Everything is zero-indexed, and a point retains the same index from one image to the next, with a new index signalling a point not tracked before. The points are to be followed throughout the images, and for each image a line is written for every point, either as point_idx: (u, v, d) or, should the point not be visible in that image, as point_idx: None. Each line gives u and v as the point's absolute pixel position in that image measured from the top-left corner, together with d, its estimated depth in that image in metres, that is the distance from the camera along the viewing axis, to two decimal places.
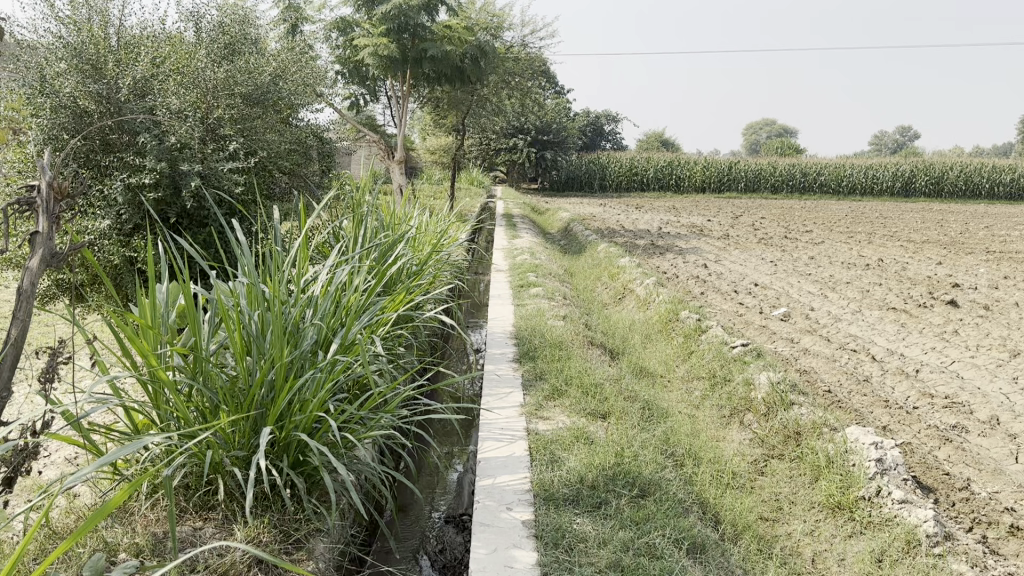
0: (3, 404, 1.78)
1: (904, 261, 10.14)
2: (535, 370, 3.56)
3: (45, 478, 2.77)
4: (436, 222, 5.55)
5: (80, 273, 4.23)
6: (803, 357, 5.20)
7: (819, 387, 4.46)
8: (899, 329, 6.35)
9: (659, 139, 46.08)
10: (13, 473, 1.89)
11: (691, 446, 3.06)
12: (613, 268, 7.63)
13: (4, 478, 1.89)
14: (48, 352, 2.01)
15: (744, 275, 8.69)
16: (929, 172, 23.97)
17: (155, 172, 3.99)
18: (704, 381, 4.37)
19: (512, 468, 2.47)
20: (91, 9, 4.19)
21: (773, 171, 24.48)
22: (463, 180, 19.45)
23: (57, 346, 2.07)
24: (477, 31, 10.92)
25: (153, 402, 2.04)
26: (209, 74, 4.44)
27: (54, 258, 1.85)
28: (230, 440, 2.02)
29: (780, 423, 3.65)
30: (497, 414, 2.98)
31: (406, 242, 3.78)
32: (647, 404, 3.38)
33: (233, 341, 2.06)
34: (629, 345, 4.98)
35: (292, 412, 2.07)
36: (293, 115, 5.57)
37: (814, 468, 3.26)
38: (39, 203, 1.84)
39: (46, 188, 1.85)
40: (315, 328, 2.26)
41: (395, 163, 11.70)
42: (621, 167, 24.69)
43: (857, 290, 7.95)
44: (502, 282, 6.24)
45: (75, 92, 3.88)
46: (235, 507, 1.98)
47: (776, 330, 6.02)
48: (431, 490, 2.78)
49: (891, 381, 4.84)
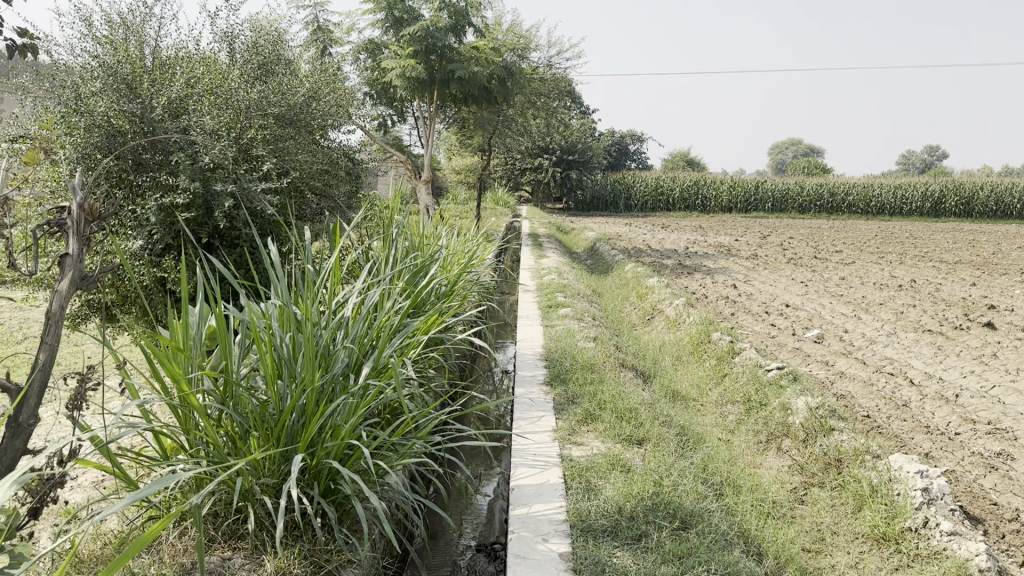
0: (29, 433, 1.74)
1: (938, 282, 9.94)
2: (567, 394, 3.48)
3: (73, 502, 2.76)
4: (465, 242, 5.51)
5: (111, 292, 4.22)
6: (839, 381, 5.07)
7: (858, 413, 4.33)
8: (936, 352, 6.19)
9: (685, 159, 45.87)
10: (38, 503, 1.85)
11: (729, 474, 2.96)
12: (641, 288, 7.55)
13: (29, 508, 1.85)
14: (76, 377, 1.96)
15: (775, 296, 8.56)
16: (959, 192, 23.66)
17: (188, 192, 3.98)
18: (739, 405, 4.27)
19: (547, 496, 2.40)
20: (128, 30, 4.22)
21: (801, 191, 24.26)
22: (489, 200, 19.48)
23: (85, 370, 2.01)
24: (504, 51, 10.86)
25: (183, 426, 2.00)
26: (242, 94, 4.38)
27: (83, 281, 1.81)
28: (260, 467, 1.98)
29: (820, 449, 3.54)
30: (529, 439, 2.91)
31: (438, 263, 3.74)
32: (683, 429, 3.29)
33: (264, 366, 2.01)
34: (659, 367, 4.89)
35: (323, 437, 2.02)
36: (325, 135, 5.57)
37: (857, 498, 3.15)
38: (69, 223, 1.79)
39: (77, 209, 1.81)
40: (347, 350, 2.22)
41: (422, 183, 11.72)
42: (647, 186, 24.58)
43: (891, 311, 7.79)
44: (529, 303, 6.18)
45: (109, 111, 3.89)
46: (265, 537, 1.92)
47: (810, 352, 5.90)
48: (464, 516, 2.71)
49: (930, 407, 4.70)
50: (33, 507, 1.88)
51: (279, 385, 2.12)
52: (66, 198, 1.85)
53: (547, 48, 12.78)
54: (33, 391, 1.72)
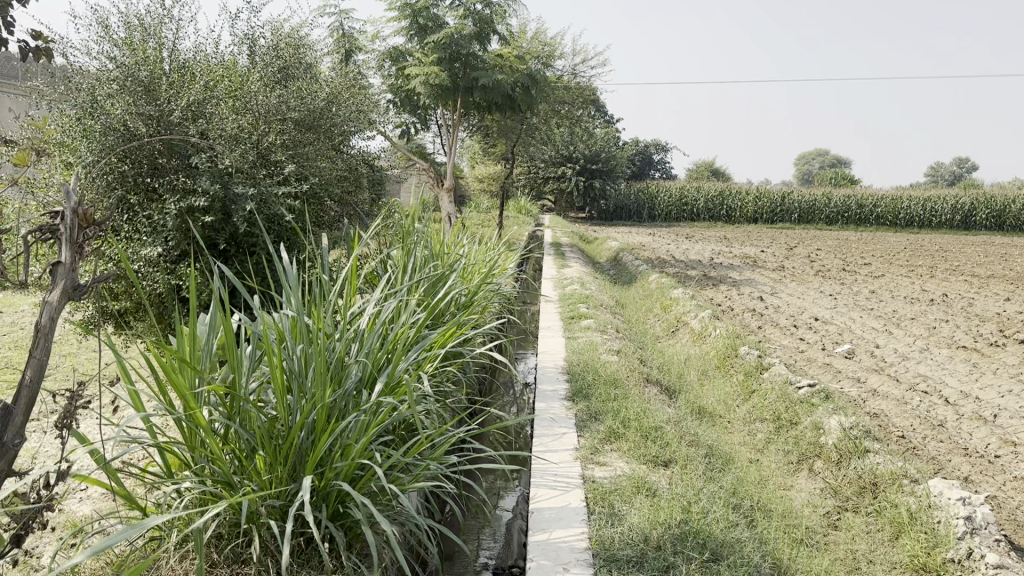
0: (13, 457, 1.67)
1: (971, 297, 9.69)
2: (590, 411, 3.35)
3: (82, 516, 2.69)
4: (486, 250, 5.41)
5: (124, 299, 4.16)
6: (872, 399, 4.89)
7: (892, 433, 4.16)
8: (972, 369, 5.98)
9: (710, 168, 45.54)
10: (23, 531, 1.77)
11: (760, 499, 2.82)
12: (666, 299, 7.40)
13: (14, 535, 1.76)
14: (65, 393, 1.82)
15: (803, 309, 8.37)
16: (990, 205, 23.22)
17: (207, 196, 3.92)
18: (768, 423, 4.11)
19: (568, 521, 2.28)
20: (146, 32, 4.17)
21: (828, 202, 23.95)
22: (512, 209, 19.39)
23: (75, 388, 1.83)
24: (529, 59, 10.77)
25: (188, 442, 1.90)
26: (261, 98, 4.33)
27: (76, 290, 1.72)
28: (266, 487, 1.88)
29: (854, 472, 3.39)
30: (550, 459, 2.79)
31: (456, 273, 3.64)
32: (710, 450, 3.15)
33: (273, 379, 1.92)
34: (685, 382, 4.73)
35: (333, 457, 1.92)
36: (346, 142, 5.51)
37: (894, 524, 2.99)
38: (62, 229, 1.70)
39: (71, 214, 1.71)
40: (360, 364, 2.13)
41: (444, 191, 11.65)
42: (671, 197, 24.41)
43: (923, 327, 7.58)
44: (552, 313, 6.07)
45: (126, 114, 3.83)
46: (270, 562, 1.82)
47: (841, 368, 5.72)
48: (479, 535, 2.58)
49: (967, 427, 4.51)
50: (18, 534, 1.79)
51: (289, 400, 2.03)
52: (61, 203, 1.77)
53: (572, 56, 12.71)
54: (19, 409, 1.64)
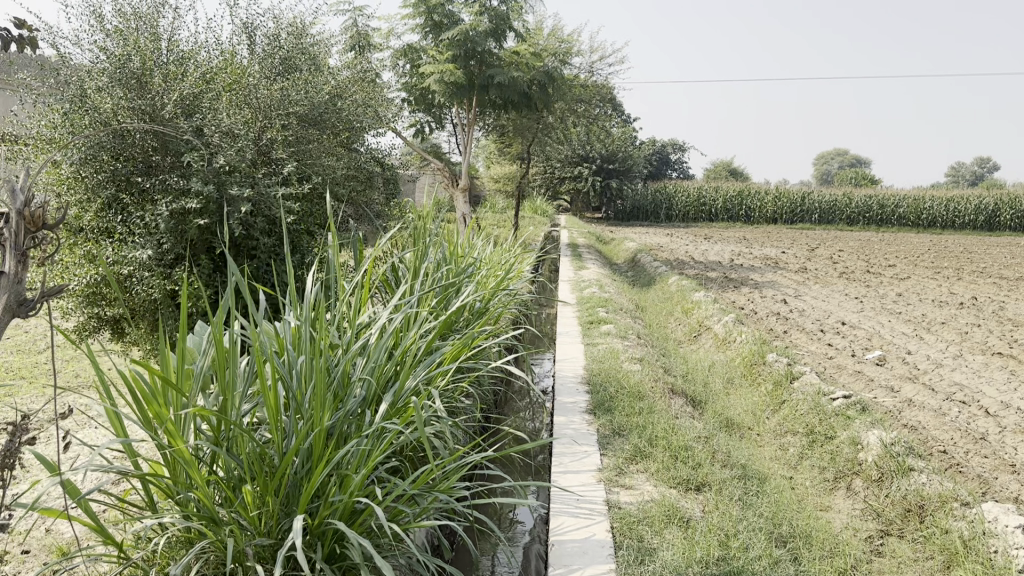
0: None
1: (1002, 300, 9.34)
2: (613, 426, 3.13)
3: (66, 541, 2.48)
4: (501, 251, 5.18)
5: (118, 305, 3.99)
6: (908, 411, 4.62)
7: (933, 449, 3.90)
8: (1009, 377, 5.69)
9: (727, 168, 45.02)
10: None
11: (799, 525, 2.57)
12: (687, 302, 7.15)
13: None
14: (8, 427, 1.59)
15: (829, 313, 8.09)
16: (1014, 206, 22.67)
17: (202, 196, 3.73)
18: (800, 437, 3.87)
19: (592, 555, 2.07)
20: (141, 21, 4.04)
21: (849, 203, 23.51)
22: (527, 210, 19.16)
23: (21, 420, 1.60)
24: (546, 56, 10.54)
25: (172, 472, 1.67)
26: (262, 91, 4.18)
27: (22, 305, 1.54)
28: (255, 523, 1.67)
29: (898, 492, 3.13)
30: (572, 482, 2.57)
31: (472, 280, 3.45)
32: (744, 470, 2.91)
33: (267, 398, 1.69)
34: (711, 391, 4.49)
35: (330, 491, 1.71)
36: (356, 141, 5.33)
37: (945, 552, 2.73)
38: (6, 235, 1.48)
39: (16, 218, 1.48)
40: (365, 382, 1.92)
41: (458, 192, 11.45)
42: (689, 197, 24.05)
43: (955, 332, 7.27)
44: (569, 317, 5.85)
45: (117, 108, 3.68)
46: None
47: (873, 376, 5.44)
48: (494, 567, 2.33)
49: (1012, 441, 4.23)
50: None
51: (285, 422, 1.80)
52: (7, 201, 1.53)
53: (589, 54, 12.49)
54: None
